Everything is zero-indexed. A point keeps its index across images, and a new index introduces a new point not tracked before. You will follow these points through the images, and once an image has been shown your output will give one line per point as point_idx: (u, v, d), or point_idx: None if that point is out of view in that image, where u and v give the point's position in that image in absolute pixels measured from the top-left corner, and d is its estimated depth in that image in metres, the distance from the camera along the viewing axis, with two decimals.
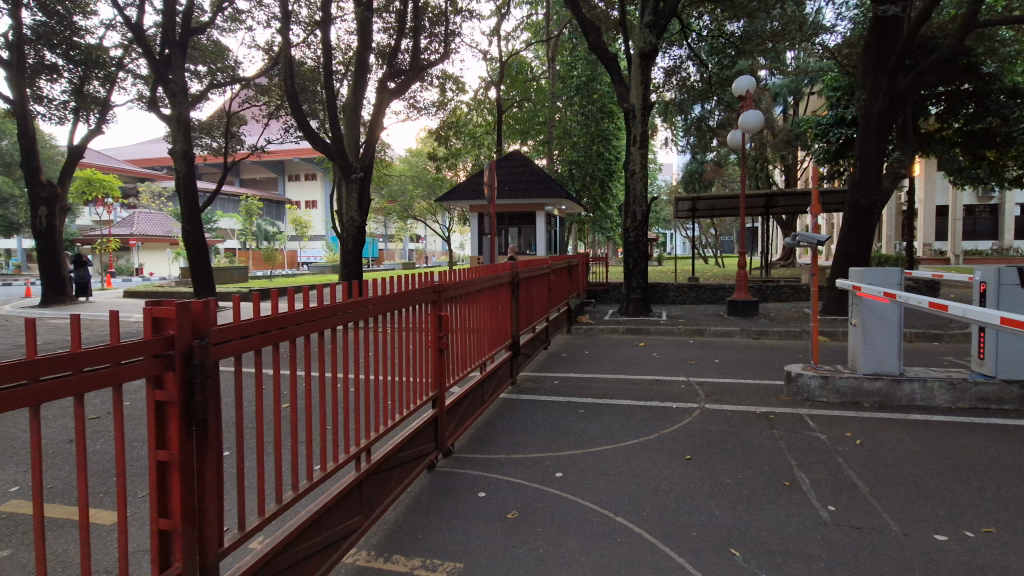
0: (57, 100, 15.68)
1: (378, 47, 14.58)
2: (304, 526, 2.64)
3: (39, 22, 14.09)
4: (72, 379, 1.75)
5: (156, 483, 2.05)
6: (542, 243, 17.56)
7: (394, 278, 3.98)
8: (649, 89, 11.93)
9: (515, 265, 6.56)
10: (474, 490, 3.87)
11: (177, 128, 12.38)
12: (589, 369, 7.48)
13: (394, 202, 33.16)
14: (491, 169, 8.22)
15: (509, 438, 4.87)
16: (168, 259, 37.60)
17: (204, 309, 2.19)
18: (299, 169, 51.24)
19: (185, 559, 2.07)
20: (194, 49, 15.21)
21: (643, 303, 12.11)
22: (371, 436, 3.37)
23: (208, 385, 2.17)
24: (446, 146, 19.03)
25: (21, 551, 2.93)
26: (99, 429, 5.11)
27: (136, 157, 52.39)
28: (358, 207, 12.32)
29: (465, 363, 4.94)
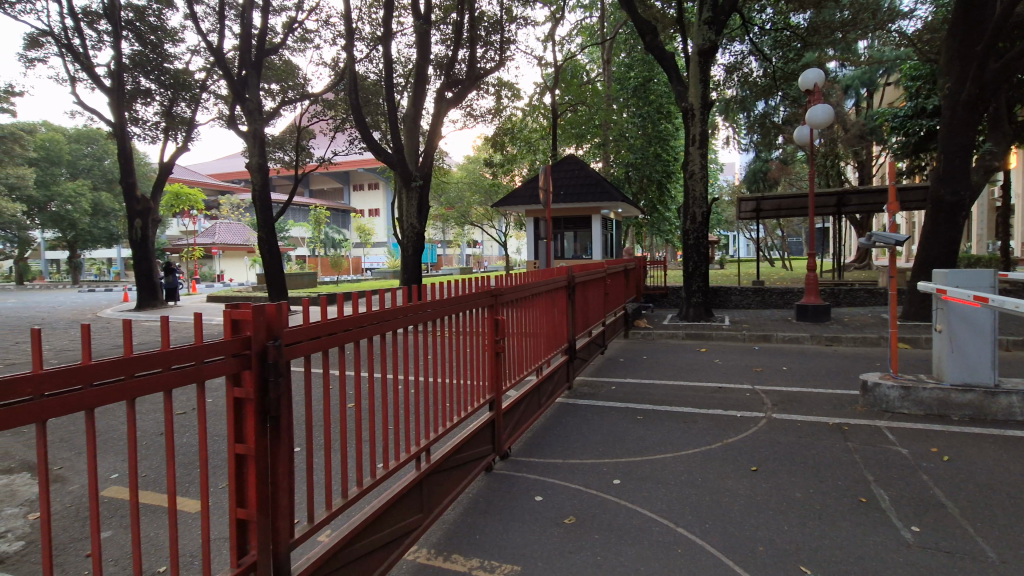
0: (150, 121, 17.15)
1: (436, 58, 14.98)
2: (367, 522, 2.74)
3: (136, 51, 15.56)
4: (160, 376, 1.91)
5: (234, 474, 2.20)
6: (598, 247, 17.42)
7: (452, 283, 4.07)
8: (708, 87, 11.56)
9: (571, 269, 6.55)
10: (531, 494, 3.89)
11: (254, 143, 13.27)
12: (647, 375, 7.34)
13: (452, 208, 33.88)
14: (546, 174, 8.21)
15: (565, 443, 4.84)
16: (246, 265, 40.28)
17: (278, 311, 2.35)
18: (362, 179, 53.47)
19: (260, 548, 2.20)
20: (268, 69, 16.23)
21: (704, 307, 11.71)
22: (430, 437, 3.45)
23: (281, 384, 2.32)
24: (502, 153, 19.27)
25: (120, 533, 3.23)
26: (185, 423, 5.56)
27: (217, 172, 56.54)
28: (417, 214, 12.65)
29: (522, 367, 4.98)
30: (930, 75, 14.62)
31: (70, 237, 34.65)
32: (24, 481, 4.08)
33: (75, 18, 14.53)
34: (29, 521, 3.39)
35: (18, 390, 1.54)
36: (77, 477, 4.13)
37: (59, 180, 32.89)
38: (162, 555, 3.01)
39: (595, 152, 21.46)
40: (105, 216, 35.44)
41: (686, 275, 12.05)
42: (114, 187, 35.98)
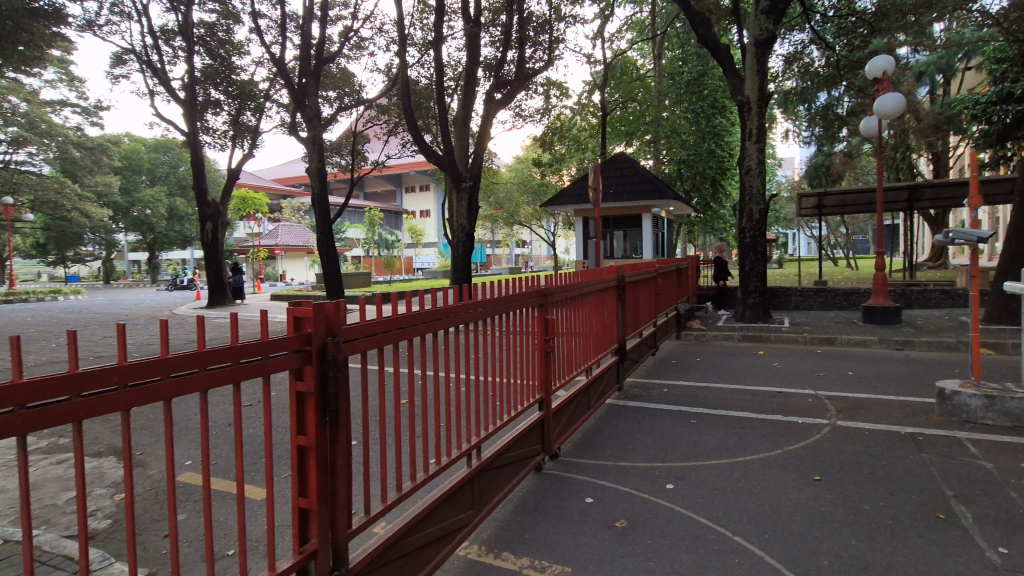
0: (219, 130, 18.22)
1: (485, 61, 15.11)
2: (420, 515, 2.81)
3: (207, 65, 16.58)
4: (230, 369, 2.03)
5: (297, 465, 2.30)
6: (649, 246, 17.05)
7: (502, 283, 4.10)
8: (766, 79, 11.08)
9: (621, 269, 6.45)
10: (581, 496, 3.85)
11: (313, 149, 13.81)
12: (700, 378, 7.10)
13: (501, 209, 34.13)
14: (595, 172, 8.11)
15: (616, 445, 4.78)
16: (306, 266, 42.12)
17: (337, 309, 2.44)
18: (414, 181, 54.72)
19: (320, 537, 2.29)
20: (326, 77, 16.90)
21: (761, 309, 11.22)
22: (481, 435, 3.49)
23: (340, 379, 2.41)
24: (550, 152, 19.16)
25: (194, 516, 3.45)
26: (252, 415, 5.86)
27: (279, 176, 59.38)
28: (467, 214, 12.79)
29: (571, 367, 4.95)
30: (1018, 57, 13.41)
31: (150, 239, 37.46)
32: (111, 464, 4.42)
33: (154, 36, 15.61)
34: (116, 502, 3.67)
35: (106, 380, 1.66)
36: (156, 463, 4.44)
37: (140, 187, 35.60)
38: (231, 538, 3.19)
39: (646, 149, 21.00)
40: (180, 220, 37.95)
41: (741, 275, 11.60)
42: (187, 193, 38.47)
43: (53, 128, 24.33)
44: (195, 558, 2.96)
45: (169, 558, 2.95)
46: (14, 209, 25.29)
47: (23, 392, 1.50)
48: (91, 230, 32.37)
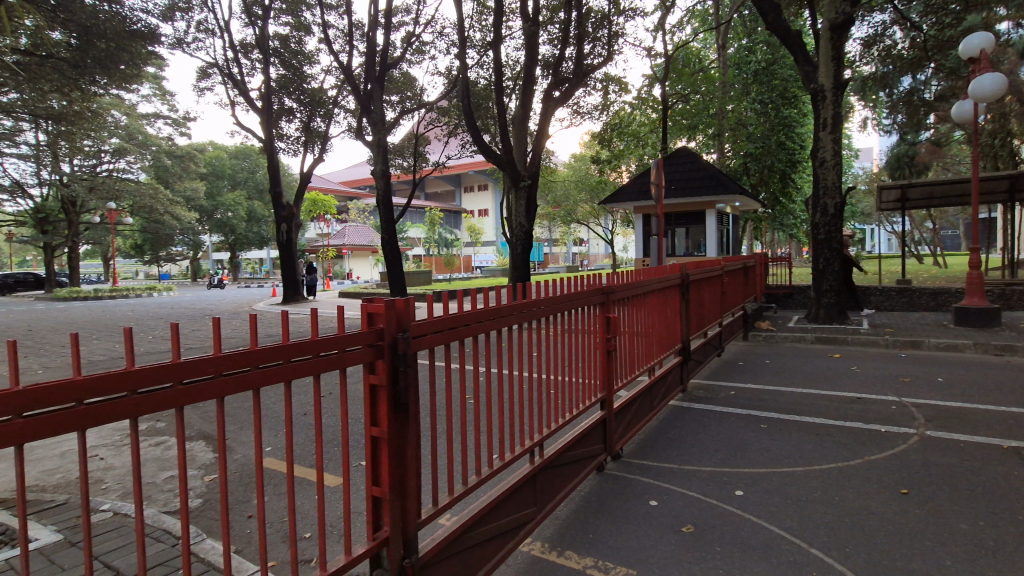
0: (292, 136, 19.23)
1: (543, 59, 15.08)
2: (485, 510, 2.85)
3: (282, 75, 17.57)
4: (310, 361, 2.14)
5: (370, 455, 2.40)
6: (713, 244, 16.46)
7: (564, 281, 4.07)
8: (842, 65, 10.38)
9: (685, 266, 6.26)
10: (646, 498, 3.78)
11: (377, 152, 14.29)
12: (770, 380, 6.78)
13: (559, 206, 34.03)
14: (657, 168, 7.90)
15: (681, 448, 4.64)
16: (370, 264, 43.81)
17: (406, 306, 2.52)
18: (472, 181, 55.49)
19: (392, 524, 2.38)
20: (389, 82, 17.45)
21: (837, 309, 10.56)
22: (544, 432, 3.50)
23: (410, 373, 2.48)
24: (608, 149, 18.82)
25: (276, 499, 3.68)
26: (326, 406, 6.18)
27: (346, 179, 62.00)
28: (526, 213, 12.81)
29: (634, 366, 4.86)
30: None
31: (231, 240, 40.22)
32: (201, 447, 4.78)
33: (234, 50, 16.68)
34: (206, 482, 3.97)
35: (203, 369, 1.80)
36: (242, 448, 4.77)
37: (222, 192, 38.28)
38: (309, 521, 3.37)
39: (710, 143, 20.25)
40: (257, 222, 40.49)
41: (815, 273, 10.96)
42: (264, 196, 40.95)
43: (148, 139, 26.59)
44: (279, 538, 3.16)
45: (254, 537, 3.16)
46: (116, 214, 27.89)
47: (133, 378, 1.64)
48: (180, 232, 35.17)
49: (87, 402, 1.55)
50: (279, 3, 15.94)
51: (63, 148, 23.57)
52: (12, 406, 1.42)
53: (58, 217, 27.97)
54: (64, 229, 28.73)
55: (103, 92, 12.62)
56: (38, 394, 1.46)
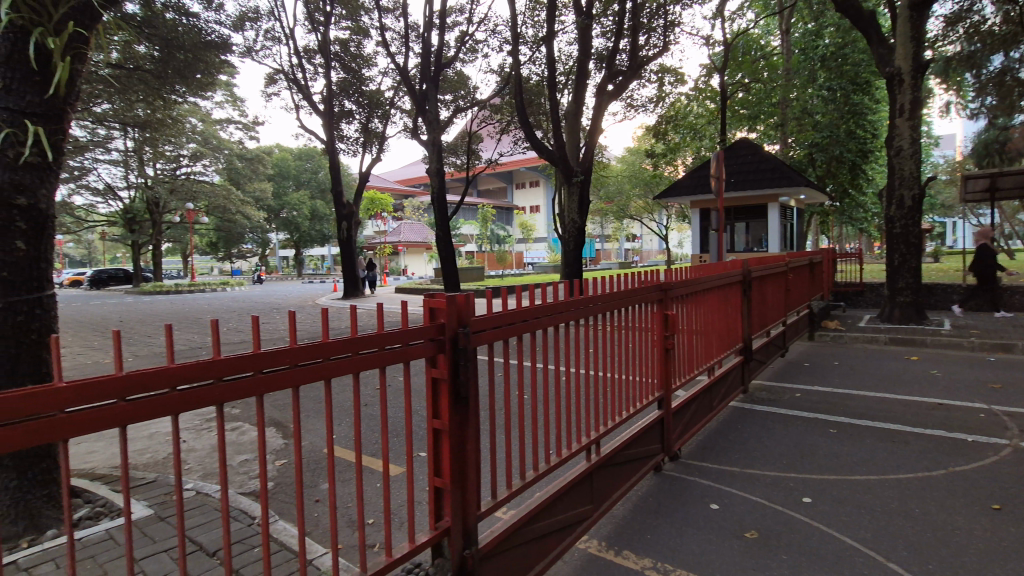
0: (352, 138, 19.93)
1: (596, 52, 14.86)
2: (542, 506, 2.86)
3: (343, 78, 18.26)
4: (376, 354, 2.21)
5: (432, 446, 2.47)
6: (775, 239, 15.77)
7: (621, 277, 4.01)
8: (923, 45, 9.60)
9: (746, 263, 6.03)
10: (706, 500, 3.67)
11: (432, 150, 14.55)
12: (839, 383, 6.42)
13: (612, 202, 33.55)
14: (717, 160, 7.63)
15: (743, 451, 4.48)
16: (425, 261, 44.81)
17: (466, 302, 2.56)
18: (524, 177, 55.57)
19: (453, 515, 2.43)
20: (444, 81, 17.75)
21: (914, 308, 9.85)
22: (601, 430, 3.47)
23: (470, 368, 2.52)
24: (663, 142, 18.29)
25: (339, 486, 3.85)
26: (385, 398, 6.39)
27: (402, 177, 63.64)
28: (579, 209, 12.68)
29: (692, 365, 4.72)
30: None
31: (296, 237, 42.25)
32: (273, 433, 5.08)
33: (299, 56, 17.42)
34: (278, 466, 4.22)
35: (280, 359, 1.90)
36: (308, 435, 5.02)
37: (287, 192, 40.27)
38: (373, 507, 3.51)
39: (772, 133, 19.34)
40: (320, 220, 42.30)
41: (889, 270, 10.28)
42: (325, 195, 42.70)
43: (221, 143, 28.27)
44: (345, 522, 3.31)
45: (323, 520, 3.32)
46: (194, 214, 29.88)
47: (219, 367, 1.75)
48: (250, 230, 37.30)
49: (178, 388, 1.66)
50: (340, 9, 16.53)
51: (148, 153, 25.46)
52: (117, 390, 1.54)
53: (143, 217, 30.29)
54: (148, 228, 31.09)
55: (182, 100, 13.50)
56: (138, 378, 1.57)
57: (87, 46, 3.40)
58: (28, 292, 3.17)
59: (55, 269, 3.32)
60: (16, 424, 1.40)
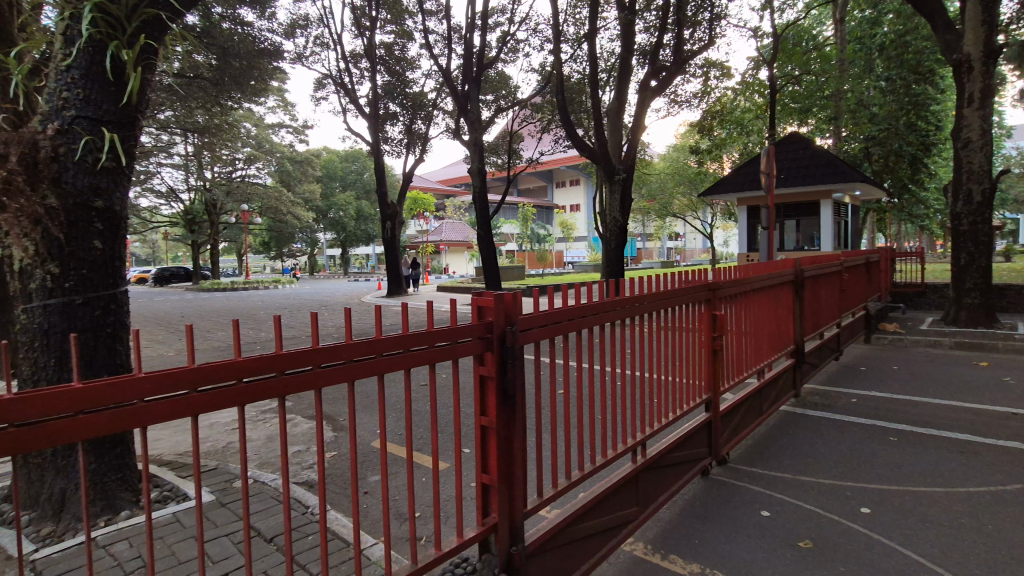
0: (397, 139, 20.34)
1: (639, 48, 14.63)
2: (587, 506, 2.83)
3: (388, 81, 18.69)
4: (426, 350, 2.26)
5: (479, 443, 2.49)
6: (828, 237, 15.19)
7: (668, 276, 3.93)
8: (994, 29, 8.98)
9: (798, 261, 5.80)
10: (756, 507, 3.56)
11: (474, 150, 14.66)
12: (900, 389, 6.09)
13: (654, 200, 32.93)
14: (767, 156, 7.37)
15: (795, 457, 4.32)
16: (466, 260, 45.26)
17: (514, 300, 2.57)
18: (564, 176, 55.28)
19: (499, 511, 2.46)
20: (485, 82, 17.89)
21: (983, 311, 9.23)
22: (647, 431, 3.41)
23: (517, 365, 2.53)
24: (709, 138, 17.82)
25: (386, 479, 3.95)
26: (429, 395, 6.51)
27: (444, 178, 64.51)
28: (621, 208, 12.52)
29: (741, 368, 4.59)
30: None
31: (342, 237, 43.48)
32: (322, 427, 5.25)
33: (346, 60, 17.90)
34: (328, 458, 4.36)
35: (337, 354, 1.96)
36: (356, 429, 5.18)
37: (334, 193, 41.53)
38: (418, 501, 3.57)
39: (824, 127, 18.51)
40: (365, 220, 43.37)
41: (954, 270, 9.69)
42: (370, 196, 43.75)
43: (274, 146, 29.44)
44: (391, 515, 3.39)
45: (370, 511, 3.42)
46: (248, 215, 31.23)
47: (282, 360, 1.83)
48: (299, 230, 38.64)
49: (244, 380, 1.74)
50: (385, 14, 16.91)
51: (207, 157, 26.81)
52: (188, 381, 1.62)
53: (202, 218, 31.91)
54: (207, 229, 32.73)
55: (238, 107, 14.12)
56: (210, 370, 1.66)
57: (156, 58, 3.59)
58: (107, 289, 3.39)
59: (129, 268, 3.53)
60: (102, 409, 1.49)
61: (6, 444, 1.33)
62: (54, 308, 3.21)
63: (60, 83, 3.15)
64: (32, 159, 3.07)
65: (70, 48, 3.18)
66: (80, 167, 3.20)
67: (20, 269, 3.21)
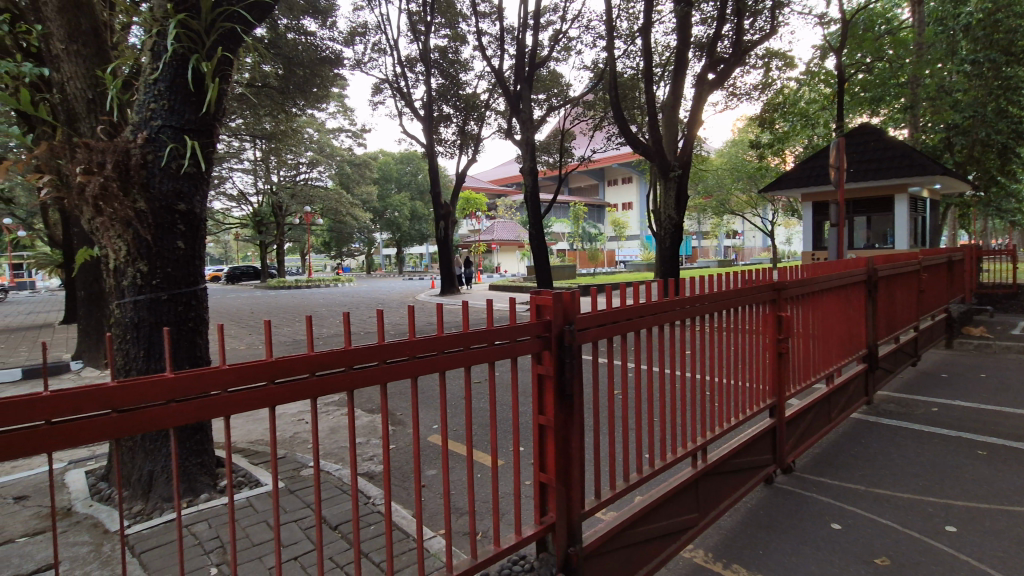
0: (450, 141, 20.69)
1: (696, 40, 14.19)
2: (645, 510, 2.78)
3: (441, 84, 19.02)
4: (485, 349, 2.28)
5: (537, 441, 2.49)
6: (903, 235, 14.26)
7: (730, 276, 3.79)
8: None
9: (871, 260, 5.45)
10: (826, 519, 3.38)
11: (525, 150, 14.70)
12: (989, 398, 5.61)
13: (712, 196, 31.88)
14: (837, 148, 6.96)
15: (867, 468, 4.06)
16: (517, 259, 45.52)
17: (572, 299, 2.55)
18: (617, 174, 54.37)
19: (557, 511, 2.44)
20: (537, 81, 17.90)
21: None
22: (708, 435, 3.30)
23: (575, 365, 2.51)
24: (771, 132, 17.04)
25: (442, 473, 4.03)
26: (483, 392, 6.59)
27: (496, 177, 64.97)
28: (676, 205, 12.21)
29: (808, 372, 4.36)
30: None
31: (398, 237, 44.66)
32: (380, 421, 5.43)
33: (402, 65, 18.32)
34: (386, 451, 4.49)
35: (400, 351, 2.01)
36: (413, 424, 5.31)
37: (390, 194, 42.77)
38: (473, 498, 3.61)
39: (899, 116, 17.31)
40: (419, 220, 44.32)
41: None
42: (424, 197, 44.71)
43: (334, 150, 30.63)
44: (446, 509, 3.45)
45: (427, 505, 3.50)
46: (310, 216, 32.67)
47: (349, 355, 1.89)
48: (357, 230, 40.05)
49: (316, 373, 1.82)
50: (439, 18, 17.23)
51: (273, 162, 28.28)
52: (264, 373, 1.71)
53: (270, 220, 33.67)
54: (274, 230, 34.49)
55: (302, 113, 14.71)
56: (285, 363, 1.74)
57: (232, 70, 3.81)
58: (187, 285, 3.63)
59: (207, 267, 3.77)
60: (192, 398, 1.58)
61: (109, 428, 1.45)
62: (143, 304, 3.47)
63: (148, 96, 3.39)
64: (125, 166, 3.32)
65: (157, 62, 3.42)
66: (165, 172, 3.43)
67: (114, 268, 3.50)
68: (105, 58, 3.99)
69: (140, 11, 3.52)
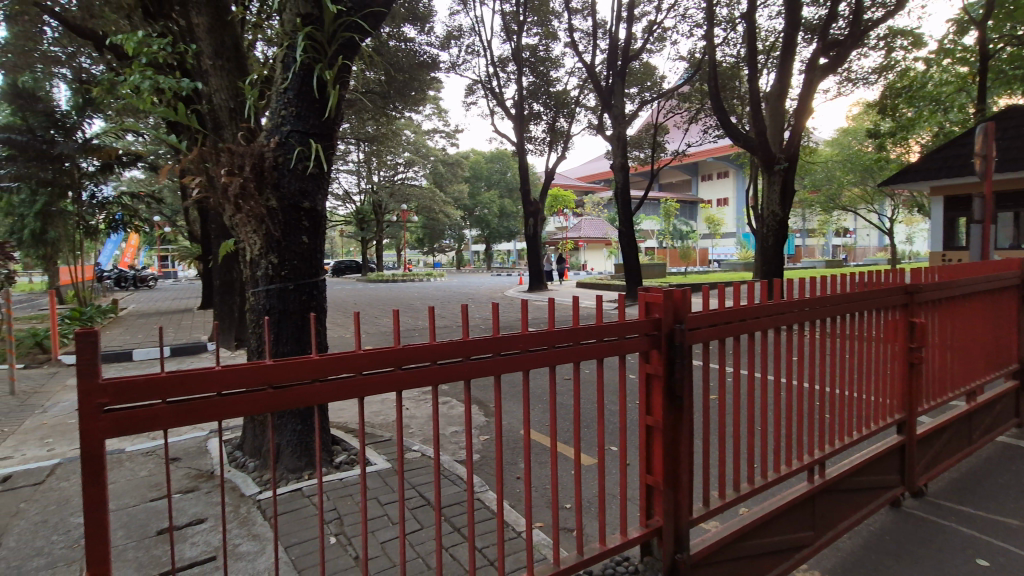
0: (541, 138, 20.76)
1: (806, 22, 13.10)
2: (758, 522, 2.62)
3: (532, 82, 19.13)
4: (595, 345, 2.25)
5: (644, 442, 2.43)
6: None
7: (852, 276, 3.47)
8: None
9: None
10: (969, 552, 3.01)
11: (617, 146, 14.44)
12: None
13: (820, 191, 29.40)
14: (985, 136, 6.12)
15: (1019, 498, 3.56)
16: (604, 256, 44.96)
17: (683, 296, 2.46)
18: (711, 169, 51.64)
19: (664, 516, 2.37)
20: (630, 75, 17.46)
21: None
22: (827, 448, 3.06)
23: (686, 365, 2.41)
24: (894, 119, 15.38)
25: (537, 466, 4.08)
26: (576, 390, 6.59)
27: (583, 174, 64.29)
28: (780, 201, 11.43)
29: (944, 387, 3.89)
30: None
31: (486, 234, 45.65)
32: (477, 411, 5.60)
33: (495, 65, 18.68)
34: (483, 441, 4.62)
35: (513, 343, 2.04)
36: (508, 417, 5.43)
37: (480, 192, 43.83)
38: (568, 495, 3.62)
39: None
40: (507, 218, 45.06)
41: None
42: (512, 195, 45.31)
43: (429, 151, 31.95)
44: (543, 503, 3.51)
45: (523, 497, 3.57)
46: (407, 214, 34.32)
47: (466, 346, 1.95)
48: (448, 228, 41.49)
49: (438, 361, 1.89)
50: (532, 16, 17.30)
51: (374, 163, 30.02)
52: (392, 359, 1.80)
53: (370, 218, 35.82)
54: (373, 228, 36.70)
55: (401, 116, 15.35)
56: (411, 350, 1.83)
57: (349, 76, 4.06)
58: (310, 277, 3.94)
59: (326, 260, 4.07)
60: (333, 378, 1.70)
61: (264, 402, 1.59)
62: (274, 293, 3.82)
63: (279, 103, 3.71)
64: (260, 168, 3.65)
65: (287, 71, 3.73)
66: (293, 173, 3.75)
67: (250, 260, 3.89)
68: (244, 70, 4.44)
69: (274, 26, 3.87)
